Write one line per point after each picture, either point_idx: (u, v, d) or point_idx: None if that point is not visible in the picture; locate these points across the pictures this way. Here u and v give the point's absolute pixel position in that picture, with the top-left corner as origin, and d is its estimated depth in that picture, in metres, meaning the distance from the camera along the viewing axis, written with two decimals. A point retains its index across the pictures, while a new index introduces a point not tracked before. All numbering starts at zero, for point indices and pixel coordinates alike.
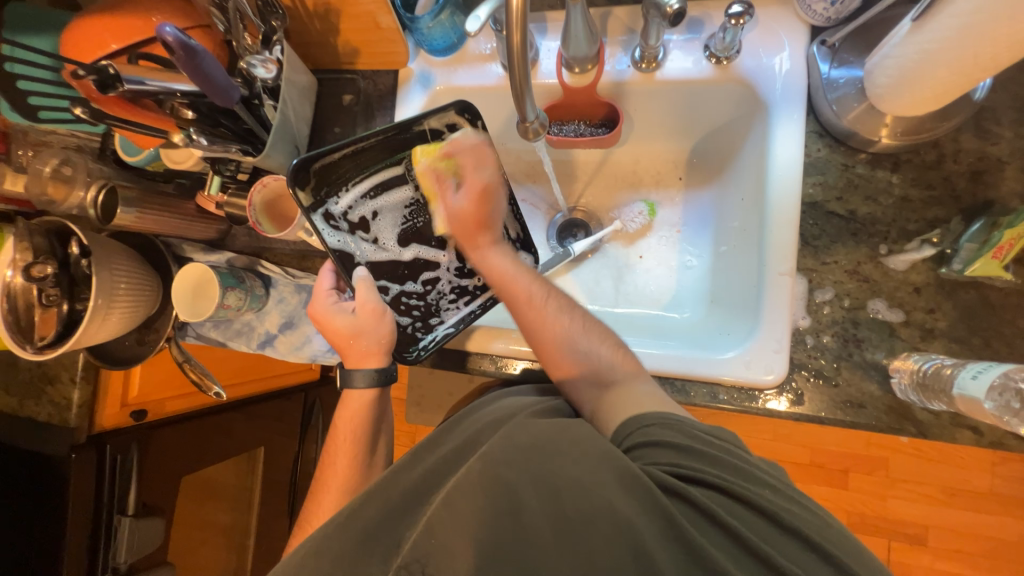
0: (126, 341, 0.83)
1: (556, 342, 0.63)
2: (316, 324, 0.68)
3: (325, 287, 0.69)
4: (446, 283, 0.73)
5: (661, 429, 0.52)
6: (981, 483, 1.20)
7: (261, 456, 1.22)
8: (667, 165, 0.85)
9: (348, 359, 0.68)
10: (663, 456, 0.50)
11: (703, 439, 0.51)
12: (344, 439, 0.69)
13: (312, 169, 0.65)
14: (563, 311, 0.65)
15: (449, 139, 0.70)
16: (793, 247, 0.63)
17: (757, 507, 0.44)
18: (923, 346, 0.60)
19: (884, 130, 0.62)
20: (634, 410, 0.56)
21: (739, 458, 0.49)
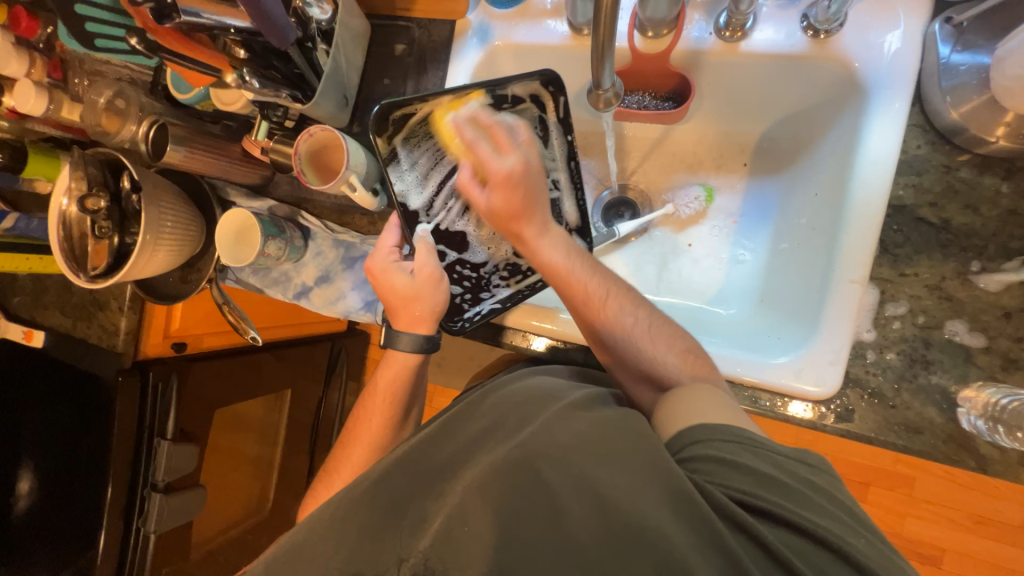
0: (170, 278, 0.85)
1: (619, 342, 0.61)
2: (370, 279, 0.66)
3: (388, 243, 0.67)
4: (501, 258, 0.71)
5: (723, 442, 0.47)
6: (1014, 516, 1.13)
7: (287, 398, 1.28)
8: (733, 148, 0.78)
9: (399, 321, 0.67)
10: (721, 474, 0.45)
11: (773, 462, 0.46)
12: (383, 398, 0.70)
13: (390, 118, 0.64)
14: (628, 307, 0.61)
15: (530, 107, 0.66)
16: (871, 252, 0.57)
17: (823, 543, 0.40)
18: (1001, 377, 0.55)
19: (1002, 129, 0.54)
20: (695, 419, 0.51)
21: (809, 489, 0.44)
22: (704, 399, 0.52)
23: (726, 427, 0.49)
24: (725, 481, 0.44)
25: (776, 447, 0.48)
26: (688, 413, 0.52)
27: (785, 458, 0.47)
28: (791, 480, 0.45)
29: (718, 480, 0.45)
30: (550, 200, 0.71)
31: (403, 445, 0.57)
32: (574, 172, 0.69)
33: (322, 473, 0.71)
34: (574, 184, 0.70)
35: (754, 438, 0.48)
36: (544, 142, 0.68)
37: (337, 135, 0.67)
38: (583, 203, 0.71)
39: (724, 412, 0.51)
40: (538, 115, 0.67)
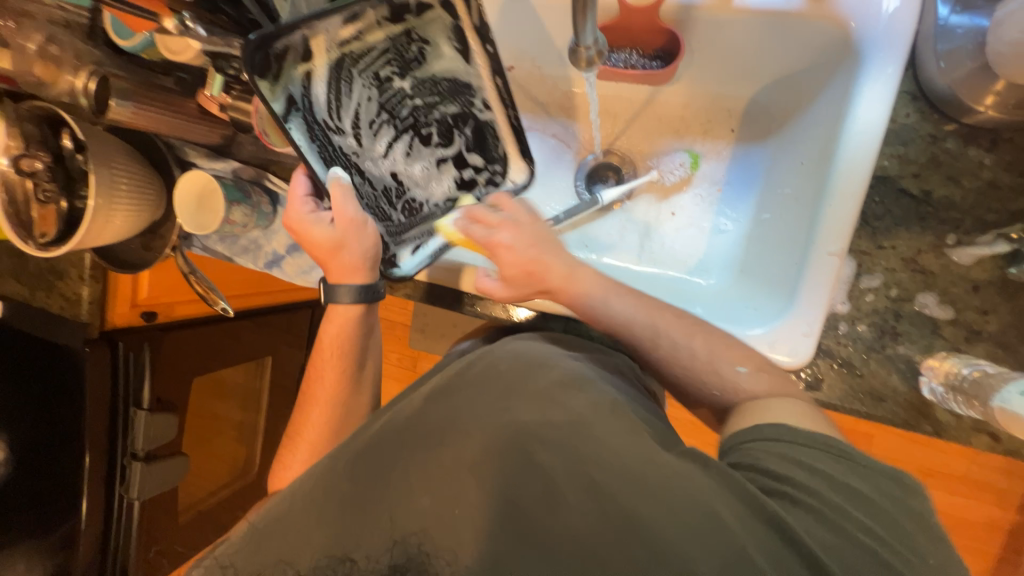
0: (131, 245, 0.80)
1: (683, 378, 0.57)
2: (292, 234, 0.65)
3: (299, 193, 0.64)
4: (440, 195, 0.70)
5: (807, 447, 0.46)
6: (958, 468, 1.22)
7: (268, 363, 1.26)
8: (721, 113, 0.75)
9: (330, 274, 0.66)
10: (796, 475, 0.44)
11: (861, 474, 0.44)
12: (331, 352, 0.70)
13: (274, 50, 0.53)
14: (685, 334, 0.57)
15: (439, 18, 0.59)
16: (851, 225, 0.57)
17: (873, 554, 0.40)
18: (964, 348, 0.57)
19: (992, 98, 0.53)
20: (772, 419, 0.49)
21: (891, 504, 0.43)
22: (788, 410, 0.50)
23: (818, 435, 0.47)
24: (789, 476, 0.44)
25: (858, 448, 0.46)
26: (763, 414, 0.50)
27: (869, 463, 0.45)
28: (873, 493, 0.43)
29: (787, 472, 0.44)
30: (482, 122, 0.68)
31: (384, 413, 0.57)
32: (504, 88, 0.65)
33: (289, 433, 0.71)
34: (504, 105, 0.66)
35: (836, 442, 0.46)
36: (464, 58, 0.62)
37: None
38: (516, 123, 0.67)
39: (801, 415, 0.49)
40: (450, 24, 0.60)
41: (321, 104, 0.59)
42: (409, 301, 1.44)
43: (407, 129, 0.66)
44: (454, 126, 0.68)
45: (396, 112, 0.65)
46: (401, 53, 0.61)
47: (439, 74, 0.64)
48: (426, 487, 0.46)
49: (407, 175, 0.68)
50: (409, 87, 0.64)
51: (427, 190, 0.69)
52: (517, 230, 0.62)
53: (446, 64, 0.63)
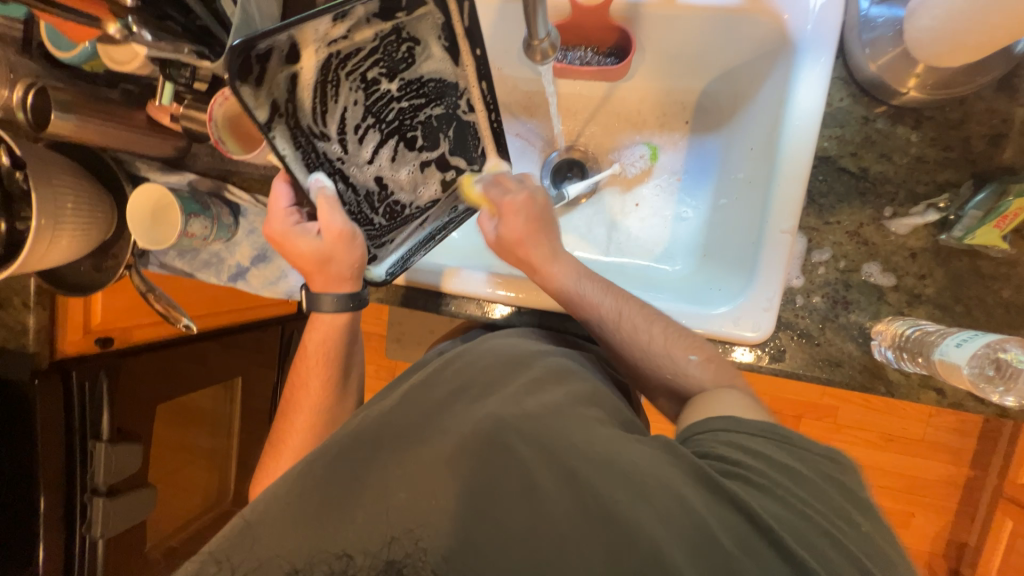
0: (82, 267, 0.76)
1: (640, 359, 0.60)
2: (277, 247, 0.64)
3: (283, 206, 0.63)
4: (427, 198, 0.66)
5: (748, 432, 0.49)
6: (915, 431, 1.30)
7: (239, 385, 1.21)
8: (675, 106, 0.78)
9: (314, 283, 0.65)
10: (742, 458, 0.47)
11: (797, 454, 0.48)
12: (316, 361, 0.68)
13: (257, 52, 0.48)
14: (643, 321, 0.60)
15: (431, 17, 0.54)
16: (799, 203, 0.60)
17: (814, 519, 0.42)
18: (907, 312, 0.61)
19: (913, 81, 0.58)
20: (716, 412, 0.53)
21: (824, 480, 0.46)
22: (724, 402, 0.54)
23: (754, 422, 0.51)
24: (741, 460, 0.47)
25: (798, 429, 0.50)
26: (707, 407, 0.54)
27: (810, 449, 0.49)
28: (805, 469, 0.47)
29: (739, 458, 0.47)
30: (464, 124, 0.64)
31: (363, 412, 0.56)
32: (487, 93, 0.61)
33: (267, 447, 0.68)
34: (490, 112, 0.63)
35: (781, 430, 0.50)
36: (453, 60, 0.58)
37: None
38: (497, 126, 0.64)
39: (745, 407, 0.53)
40: (441, 22, 0.55)
41: (309, 108, 0.55)
42: (383, 309, 1.42)
43: (392, 133, 0.61)
44: (439, 128, 0.63)
45: (382, 115, 0.60)
46: (391, 53, 0.56)
47: (428, 76, 0.59)
48: (402, 484, 0.45)
49: (394, 180, 0.64)
50: (397, 89, 0.59)
51: (414, 195, 0.65)
52: (529, 200, 0.65)
53: (437, 65, 0.59)
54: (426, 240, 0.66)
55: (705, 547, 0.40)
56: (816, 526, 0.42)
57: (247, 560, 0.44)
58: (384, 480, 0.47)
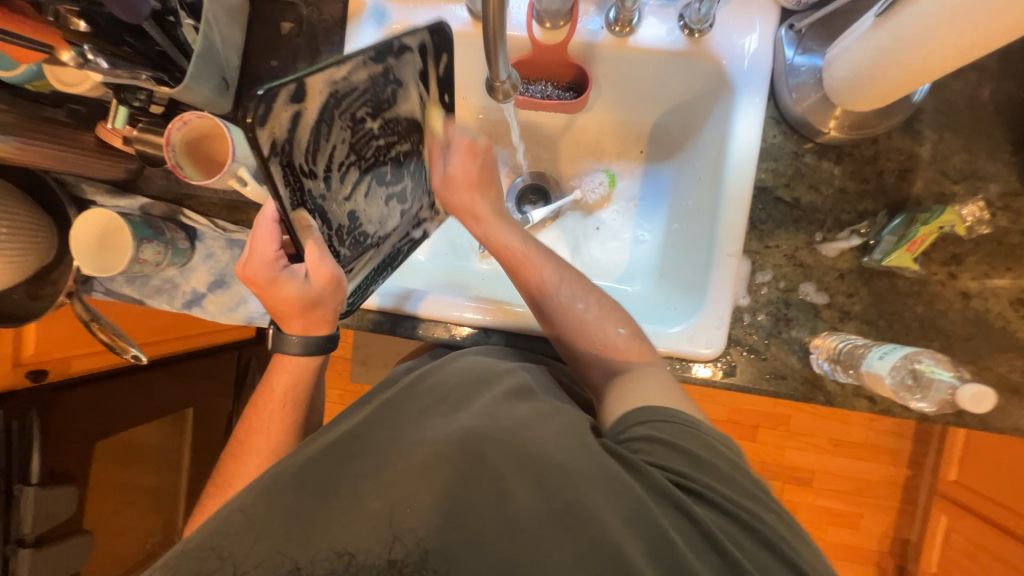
0: (15, 295, 0.71)
1: (574, 332, 0.64)
2: (252, 288, 0.59)
3: (267, 247, 0.57)
4: (393, 228, 0.66)
5: (665, 424, 0.53)
6: (859, 436, 1.39)
7: (190, 417, 1.13)
8: (630, 137, 0.84)
9: (291, 324, 0.62)
10: (661, 455, 0.50)
11: (707, 446, 0.52)
12: (279, 405, 0.64)
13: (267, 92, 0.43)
14: (579, 293, 0.64)
15: (414, 64, 0.55)
16: (742, 229, 0.66)
17: (742, 523, 0.46)
18: (840, 327, 0.67)
19: (833, 122, 0.65)
20: (639, 403, 0.56)
21: (732, 468, 0.51)
22: (650, 389, 0.58)
23: (670, 412, 0.54)
24: (668, 463, 0.49)
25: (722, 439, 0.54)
26: (638, 396, 0.57)
27: (715, 441, 0.53)
28: (716, 459, 0.51)
29: (661, 460, 0.50)
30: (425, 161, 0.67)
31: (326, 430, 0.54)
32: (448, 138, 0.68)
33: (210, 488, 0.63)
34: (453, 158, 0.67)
35: (691, 421, 0.54)
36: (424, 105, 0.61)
37: (218, 124, 0.61)
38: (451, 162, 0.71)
39: (671, 396, 0.57)
40: (419, 70, 0.57)
41: (301, 147, 0.48)
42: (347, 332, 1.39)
43: (368, 170, 0.58)
44: (405, 164, 0.63)
45: (363, 152, 0.56)
46: (377, 93, 0.54)
47: (403, 116, 0.59)
48: (377, 493, 0.45)
49: (365, 215, 0.61)
50: (378, 127, 0.56)
51: (380, 226, 0.64)
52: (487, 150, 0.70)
53: (411, 106, 0.59)
54: (379, 266, 0.68)
55: (660, 545, 0.43)
56: (752, 534, 0.46)
57: (249, 557, 0.42)
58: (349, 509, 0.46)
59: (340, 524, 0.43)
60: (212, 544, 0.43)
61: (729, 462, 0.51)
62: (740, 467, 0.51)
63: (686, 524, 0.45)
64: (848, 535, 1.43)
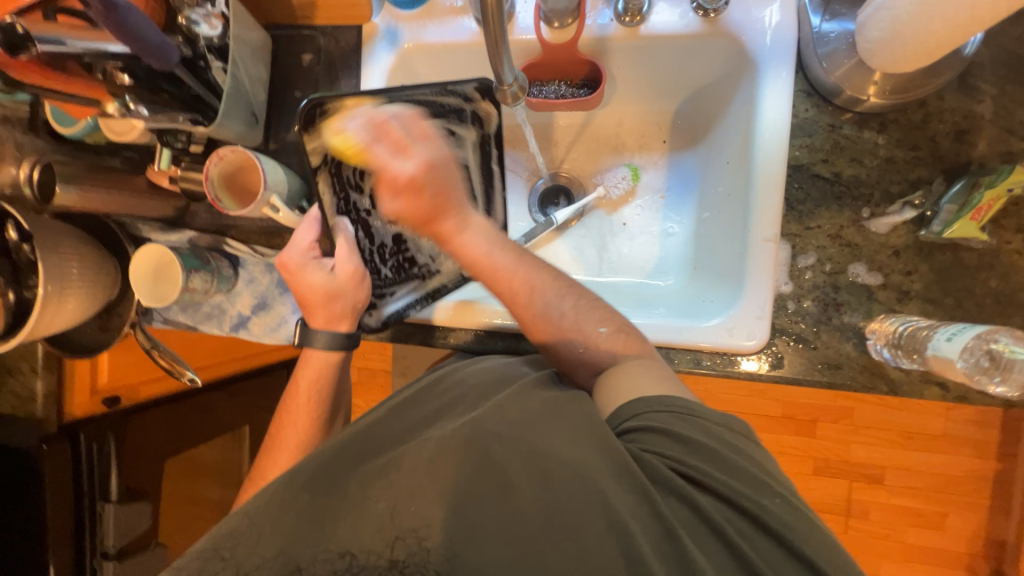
0: (87, 329, 0.78)
1: (557, 335, 0.61)
2: (284, 275, 0.64)
3: (304, 238, 0.64)
4: (449, 267, 0.69)
5: (655, 413, 0.50)
6: (935, 426, 1.27)
7: (246, 434, 1.20)
8: (650, 127, 0.82)
9: (313, 318, 0.65)
10: (655, 442, 0.48)
11: (707, 432, 0.48)
12: (307, 401, 0.65)
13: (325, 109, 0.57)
14: (557, 296, 0.61)
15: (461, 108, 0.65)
16: (778, 210, 0.62)
17: (746, 513, 0.43)
18: (899, 308, 0.62)
19: (871, 88, 0.60)
20: (630, 395, 0.52)
21: (733, 450, 0.47)
22: (635, 377, 0.54)
23: (663, 399, 0.51)
24: (663, 451, 0.47)
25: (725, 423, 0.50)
26: (623, 392, 0.53)
27: (715, 424, 0.49)
28: (715, 444, 0.47)
29: (655, 448, 0.47)
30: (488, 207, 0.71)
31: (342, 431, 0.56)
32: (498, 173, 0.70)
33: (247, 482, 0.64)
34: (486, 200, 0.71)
35: (688, 409, 0.50)
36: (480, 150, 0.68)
37: (250, 156, 0.64)
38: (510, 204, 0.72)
39: (668, 388, 0.52)
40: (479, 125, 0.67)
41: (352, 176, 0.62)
42: (385, 346, 1.43)
43: None
44: None
45: None
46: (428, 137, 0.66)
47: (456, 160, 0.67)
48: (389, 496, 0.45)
49: (414, 242, 0.69)
50: None
51: (430, 259, 0.69)
52: (426, 167, 0.60)
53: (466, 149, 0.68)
54: (426, 295, 0.69)
55: (668, 538, 0.41)
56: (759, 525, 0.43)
57: (258, 559, 0.43)
58: None
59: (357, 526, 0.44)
60: (216, 547, 0.44)
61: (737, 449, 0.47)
62: (742, 448, 0.47)
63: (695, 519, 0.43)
64: (932, 537, 1.30)
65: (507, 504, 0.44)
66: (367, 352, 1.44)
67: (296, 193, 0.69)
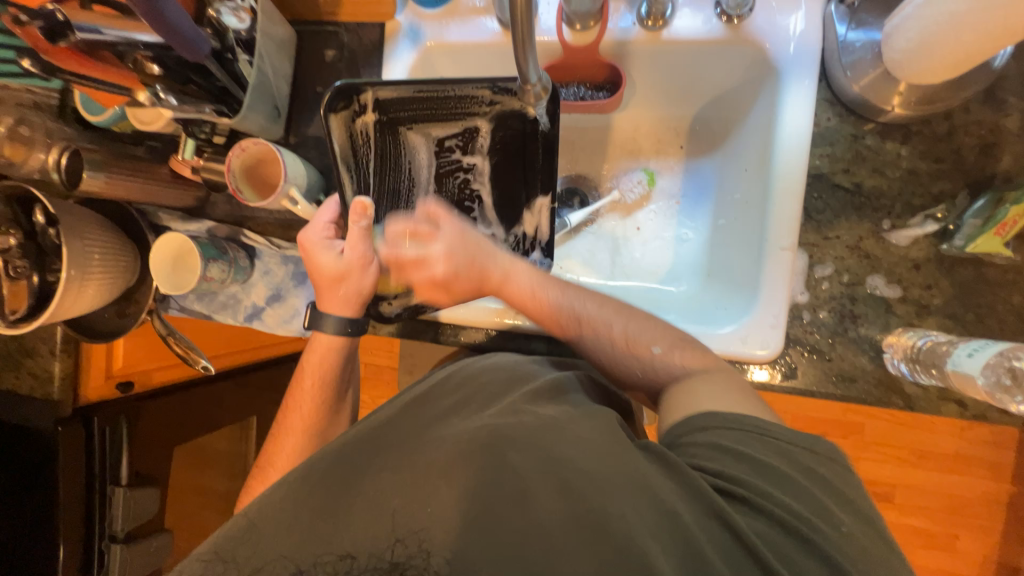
0: (106, 314, 0.79)
1: (614, 354, 0.61)
2: (302, 253, 0.65)
3: (323, 218, 0.65)
4: None
5: (723, 430, 0.49)
6: (949, 446, 1.24)
7: (253, 425, 1.22)
8: (668, 133, 0.81)
9: (322, 300, 0.66)
10: (713, 457, 0.47)
11: (778, 452, 0.46)
12: (312, 384, 0.66)
13: (360, 97, 0.64)
14: (605, 321, 0.61)
15: (511, 108, 0.66)
16: (797, 220, 0.62)
17: (796, 533, 0.41)
18: (918, 323, 0.61)
19: (897, 98, 0.59)
20: (697, 408, 0.52)
21: (801, 472, 0.45)
22: (708, 394, 0.53)
23: (733, 415, 0.49)
24: (723, 469, 0.45)
25: (782, 434, 0.48)
26: (694, 401, 0.53)
27: (786, 442, 0.47)
28: (783, 466, 0.45)
29: (713, 465, 0.46)
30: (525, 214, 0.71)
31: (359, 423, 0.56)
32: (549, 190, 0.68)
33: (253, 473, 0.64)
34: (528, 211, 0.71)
35: (761, 426, 0.48)
36: (516, 154, 0.69)
37: (271, 148, 0.65)
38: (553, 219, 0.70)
39: (740, 404, 0.51)
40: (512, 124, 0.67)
41: (393, 165, 0.70)
42: (393, 342, 1.44)
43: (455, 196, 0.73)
44: (493, 208, 0.73)
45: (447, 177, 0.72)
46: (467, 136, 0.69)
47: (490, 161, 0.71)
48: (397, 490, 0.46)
49: None
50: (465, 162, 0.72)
51: None
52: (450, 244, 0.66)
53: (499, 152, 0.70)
54: (451, 302, 0.69)
55: (683, 553, 0.40)
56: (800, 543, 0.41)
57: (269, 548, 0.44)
58: None
59: (365, 525, 0.44)
60: (217, 550, 0.45)
61: (793, 462, 0.46)
62: (815, 472, 0.45)
63: (732, 542, 0.41)
64: (941, 558, 1.28)
65: (515, 505, 0.44)
66: (375, 348, 1.45)
67: (314, 186, 0.71)
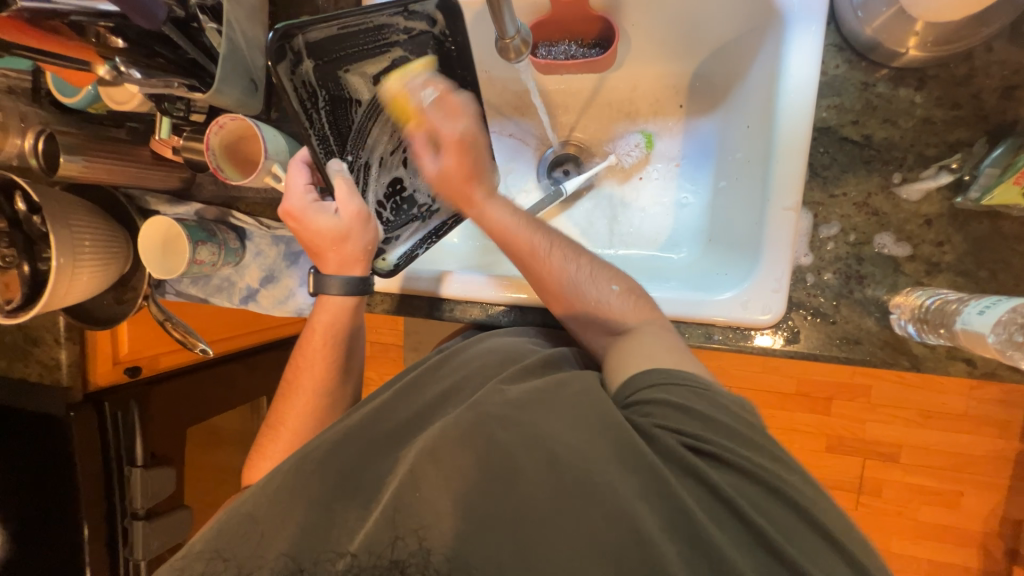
0: (104, 300, 0.79)
1: (569, 292, 0.60)
2: (289, 223, 0.62)
3: (299, 182, 0.61)
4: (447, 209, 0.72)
5: (673, 387, 0.48)
6: (957, 406, 1.23)
7: (263, 405, 1.26)
8: (667, 92, 0.77)
9: (326, 264, 0.63)
10: (673, 418, 0.46)
11: (728, 408, 0.46)
12: (320, 345, 0.66)
13: (292, 45, 0.53)
14: (570, 254, 0.61)
15: (426, 32, 0.61)
16: (800, 179, 0.58)
17: (766, 485, 0.41)
18: (927, 281, 0.58)
19: (913, 40, 0.54)
20: (642, 363, 0.51)
21: (753, 426, 0.45)
22: (650, 346, 0.53)
23: (679, 372, 0.49)
24: (681, 427, 0.45)
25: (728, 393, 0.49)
26: (637, 356, 0.52)
27: (729, 399, 0.48)
28: (737, 423, 0.45)
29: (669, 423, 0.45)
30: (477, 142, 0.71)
31: (356, 407, 0.56)
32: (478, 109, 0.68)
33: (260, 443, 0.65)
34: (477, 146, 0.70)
35: (708, 386, 0.48)
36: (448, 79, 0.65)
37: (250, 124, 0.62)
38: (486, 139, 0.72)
39: (681, 360, 0.51)
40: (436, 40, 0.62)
41: (348, 124, 0.61)
42: (396, 320, 1.44)
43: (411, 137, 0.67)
44: None
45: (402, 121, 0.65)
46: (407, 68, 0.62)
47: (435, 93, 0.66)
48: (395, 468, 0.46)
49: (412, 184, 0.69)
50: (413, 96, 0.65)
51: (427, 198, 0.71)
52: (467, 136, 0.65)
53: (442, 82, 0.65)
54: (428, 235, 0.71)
55: (676, 521, 0.40)
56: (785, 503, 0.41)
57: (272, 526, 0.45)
58: (382, 484, 0.47)
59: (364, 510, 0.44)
60: (216, 549, 0.45)
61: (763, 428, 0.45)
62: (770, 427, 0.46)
63: (713, 501, 0.41)
64: (945, 515, 1.29)
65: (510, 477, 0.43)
66: (379, 327, 1.45)
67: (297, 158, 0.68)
